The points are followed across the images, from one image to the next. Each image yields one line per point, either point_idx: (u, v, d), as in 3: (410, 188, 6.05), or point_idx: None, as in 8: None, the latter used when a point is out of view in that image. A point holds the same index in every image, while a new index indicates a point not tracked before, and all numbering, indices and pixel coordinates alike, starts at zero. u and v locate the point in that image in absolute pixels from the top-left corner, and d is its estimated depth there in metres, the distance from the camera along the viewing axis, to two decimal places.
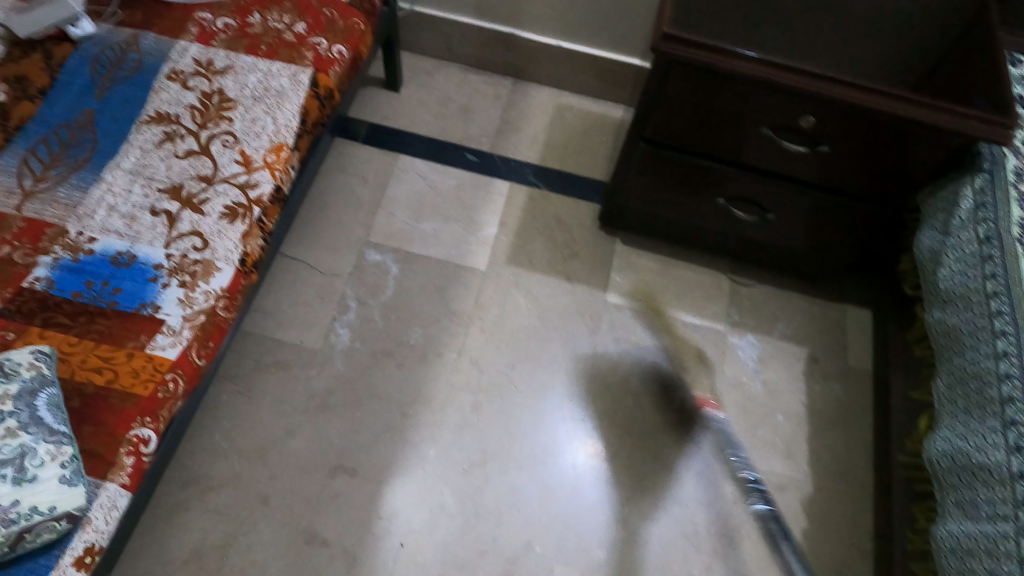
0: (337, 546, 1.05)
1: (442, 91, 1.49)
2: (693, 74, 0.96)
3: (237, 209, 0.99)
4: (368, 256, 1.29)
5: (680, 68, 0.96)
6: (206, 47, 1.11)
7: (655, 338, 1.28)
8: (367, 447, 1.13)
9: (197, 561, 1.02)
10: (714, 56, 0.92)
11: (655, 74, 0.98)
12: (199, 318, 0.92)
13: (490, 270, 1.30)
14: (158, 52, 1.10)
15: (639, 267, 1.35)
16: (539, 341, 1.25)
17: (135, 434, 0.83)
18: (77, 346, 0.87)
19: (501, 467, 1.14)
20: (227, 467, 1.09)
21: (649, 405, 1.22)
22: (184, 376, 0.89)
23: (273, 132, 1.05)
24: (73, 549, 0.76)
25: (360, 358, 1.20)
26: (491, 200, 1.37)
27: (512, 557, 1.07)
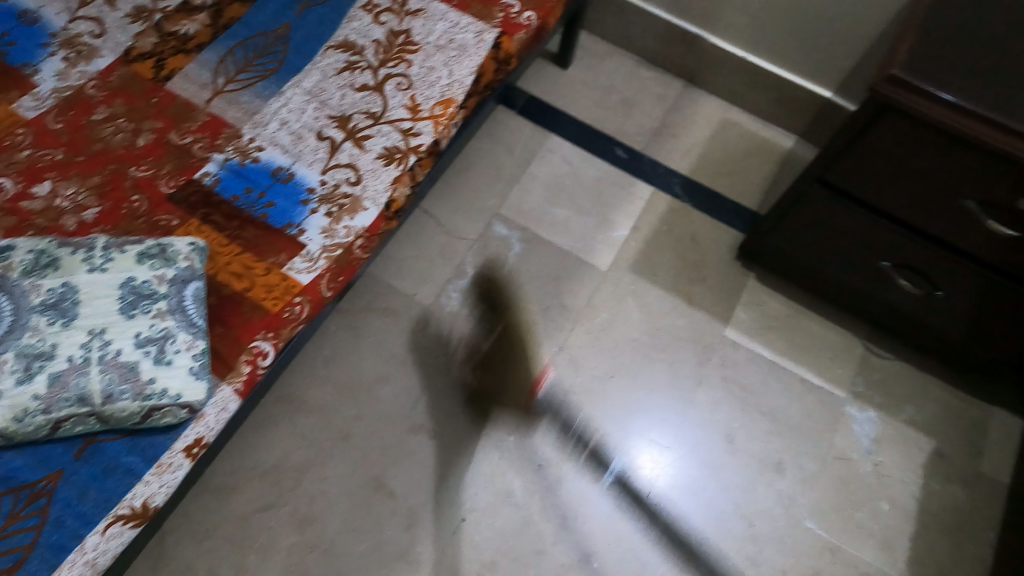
0: (403, 501, 1.06)
1: (607, 79, 1.44)
2: (908, 126, 0.86)
3: (394, 152, 0.99)
4: (495, 228, 1.27)
5: (897, 115, 0.86)
6: None
7: (768, 386, 1.20)
8: (453, 413, 1.12)
9: (274, 474, 1.06)
10: (949, 113, 0.82)
11: (864, 116, 0.88)
12: (337, 252, 0.93)
13: (612, 273, 1.26)
14: None
15: (768, 309, 1.26)
16: (645, 357, 1.20)
17: (256, 346, 0.86)
18: (226, 247, 0.90)
19: (575, 472, 1.10)
20: (319, 396, 1.11)
21: (743, 454, 1.15)
22: (310, 303, 0.90)
23: (447, 86, 1.04)
24: (186, 436, 0.80)
25: (464, 325, 1.19)
26: (630, 201, 1.32)
27: (565, 565, 1.04)
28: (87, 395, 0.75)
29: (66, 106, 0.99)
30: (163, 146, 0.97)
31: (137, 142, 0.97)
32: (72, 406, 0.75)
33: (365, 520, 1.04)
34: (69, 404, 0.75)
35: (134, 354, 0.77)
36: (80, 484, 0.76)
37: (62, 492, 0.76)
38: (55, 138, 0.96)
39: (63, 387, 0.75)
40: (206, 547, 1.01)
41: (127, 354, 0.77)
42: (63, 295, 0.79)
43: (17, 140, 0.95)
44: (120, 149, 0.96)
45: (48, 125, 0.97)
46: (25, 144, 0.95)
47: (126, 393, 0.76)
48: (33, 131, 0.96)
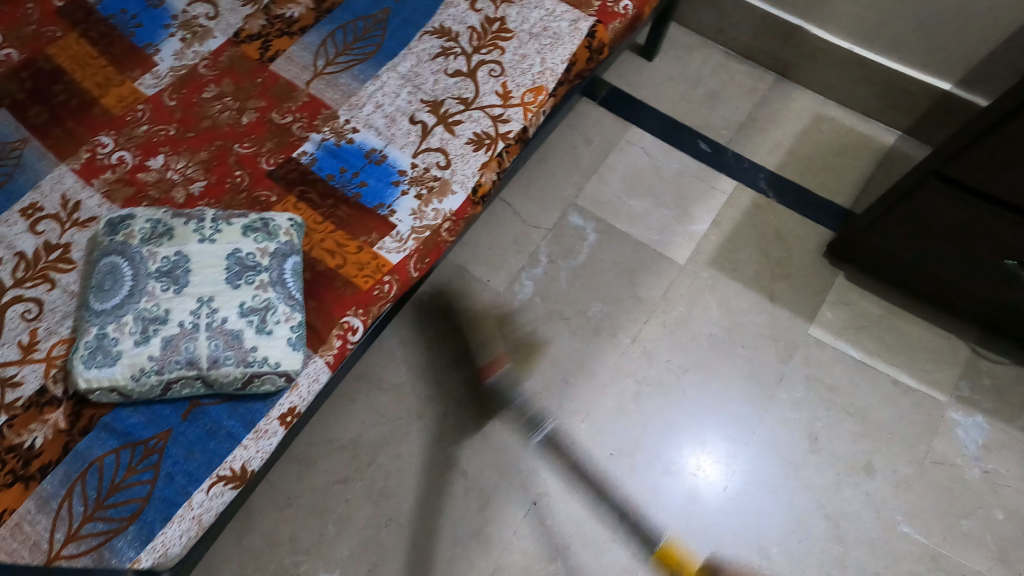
0: (475, 482, 1.07)
1: (693, 70, 1.41)
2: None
3: (484, 138, 1.00)
4: (571, 218, 1.26)
5: None
6: None
7: (853, 390, 1.16)
8: (527, 399, 1.13)
9: (352, 448, 1.09)
10: None
11: (1006, 103, 0.81)
12: (425, 233, 0.94)
13: (691, 267, 1.23)
14: None
15: (858, 308, 1.22)
16: (722, 353, 1.18)
17: (347, 321, 0.88)
18: (321, 225, 0.95)
19: (648, 464, 1.10)
20: (397, 375, 1.14)
21: (826, 455, 1.11)
22: (398, 282, 0.92)
23: (539, 73, 1.04)
24: (282, 405, 0.84)
25: (537, 314, 1.19)
26: (712, 196, 1.28)
27: (640, 553, 1.04)
28: (196, 360, 0.80)
29: (180, 84, 1.08)
30: (265, 124, 1.04)
31: (241, 120, 1.05)
32: (183, 368, 0.80)
33: (437, 500, 1.06)
34: (180, 366, 0.80)
35: (238, 322, 0.81)
36: (186, 444, 0.81)
37: (171, 451, 0.81)
38: (169, 114, 1.06)
39: (175, 351, 0.80)
40: (288, 514, 1.05)
41: (232, 322, 0.81)
42: (176, 264, 0.85)
43: (138, 115, 1.06)
44: (226, 126, 1.05)
45: (164, 102, 1.07)
46: (143, 119, 1.06)
47: (230, 359, 0.79)
48: (151, 107, 1.07)
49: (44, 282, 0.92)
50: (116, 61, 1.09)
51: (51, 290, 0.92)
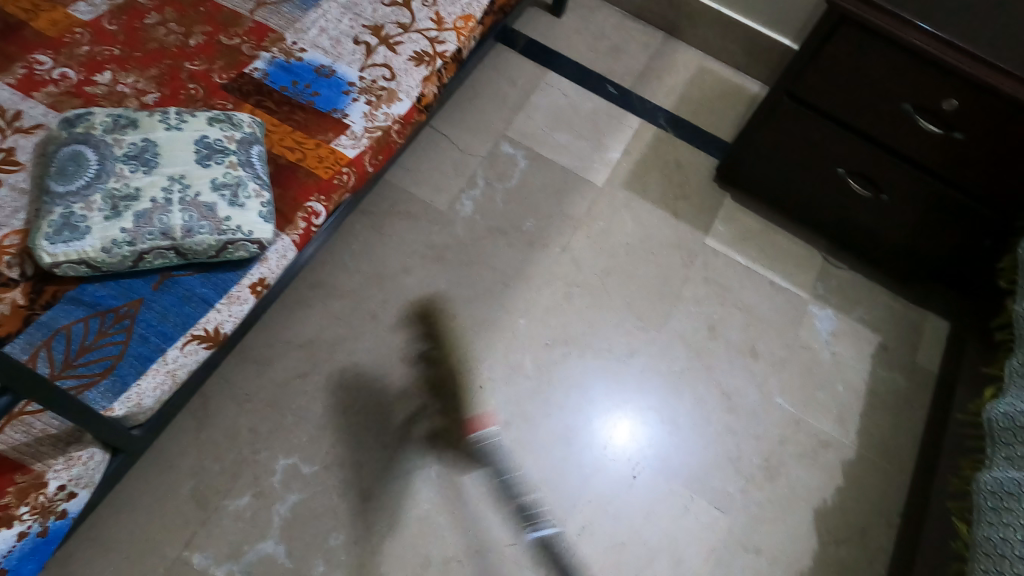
0: (426, 372, 1.18)
1: (599, 28, 1.61)
2: (860, 36, 1.02)
3: (423, 56, 1.12)
4: (503, 147, 1.41)
5: (849, 27, 1.02)
6: None
7: (742, 287, 1.37)
8: (468, 301, 1.25)
9: (309, 347, 1.16)
10: (891, 21, 0.98)
11: (822, 28, 1.05)
12: (377, 133, 1.05)
13: (607, 189, 1.41)
14: None
15: (743, 224, 1.44)
16: (635, 259, 1.36)
17: (310, 206, 0.97)
18: (278, 127, 1.01)
19: (580, 351, 1.25)
20: (348, 282, 1.23)
21: (723, 341, 1.31)
22: (356, 174, 1.02)
23: (467, 4, 1.18)
24: (252, 275, 0.91)
25: (477, 228, 1.32)
26: (622, 130, 1.48)
27: (572, 426, 1.19)
28: (170, 230, 0.84)
29: (120, 12, 1.08)
30: (214, 46, 1.07)
31: (188, 43, 1.07)
32: (156, 239, 0.83)
33: (393, 388, 1.16)
34: (154, 237, 0.83)
35: (211, 196, 0.87)
36: (160, 310, 0.85)
37: (144, 315, 0.84)
38: (112, 37, 1.05)
39: (148, 223, 0.83)
40: (248, 408, 1.10)
41: (205, 196, 0.87)
42: (144, 149, 0.88)
43: (76, 37, 1.04)
44: (174, 47, 1.06)
45: (104, 26, 1.06)
46: (84, 41, 1.04)
47: (205, 228, 0.85)
48: (91, 30, 1.05)
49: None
50: None
51: None
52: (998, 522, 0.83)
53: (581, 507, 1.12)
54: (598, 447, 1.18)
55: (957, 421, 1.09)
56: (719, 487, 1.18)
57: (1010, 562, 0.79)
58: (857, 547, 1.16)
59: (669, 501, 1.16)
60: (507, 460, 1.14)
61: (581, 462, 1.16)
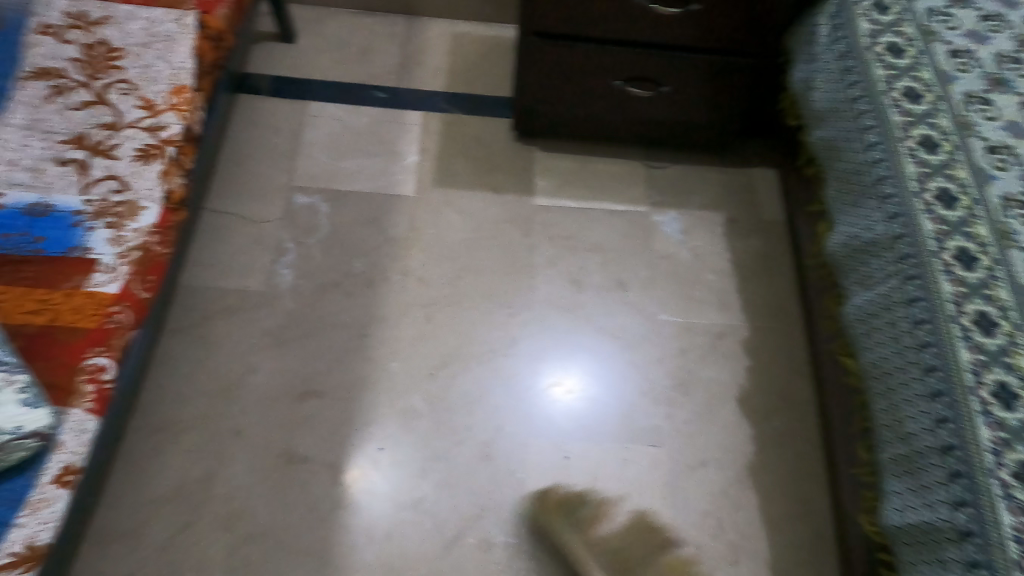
0: (318, 461, 1.09)
1: (339, 38, 1.52)
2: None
3: (150, 149, 0.97)
4: (296, 200, 1.31)
5: None
6: (75, 1, 1.07)
7: (585, 228, 1.36)
8: (328, 370, 1.17)
9: (182, 497, 1.04)
10: None
11: None
12: (135, 254, 0.90)
13: (420, 194, 1.35)
14: (20, 7, 1.04)
15: (559, 169, 1.42)
16: (477, 250, 1.31)
17: (91, 363, 0.81)
18: (9, 293, 0.84)
19: (464, 365, 1.20)
20: (193, 411, 1.11)
21: (591, 288, 1.30)
22: (131, 307, 0.87)
23: (171, 76, 1.03)
24: (49, 470, 0.74)
25: (305, 293, 1.23)
26: (407, 130, 1.41)
27: (487, 440, 1.14)
28: None
29: None
30: None
31: None
32: None
33: (291, 493, 1.06)
34: None
35: None
36: None
37: None
38: None
39: None
40: None
41: None
42: None
43: None
44: None
45: None
46: None
47: None
48: None
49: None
50: None
51: None
52: (875, 343, 0.86)
53: (529, 511, 1.08)
54: (520, 448, 1.14)
55: (811, 265, 1.14)
56: (644, 422, 1.18)
57: (894, 376, 0.82)
58: (786, 411, 1.20)
59: (607, 461, 1.14)
60: (438, 506, 1.07)
61: (510, 468, 1.12)
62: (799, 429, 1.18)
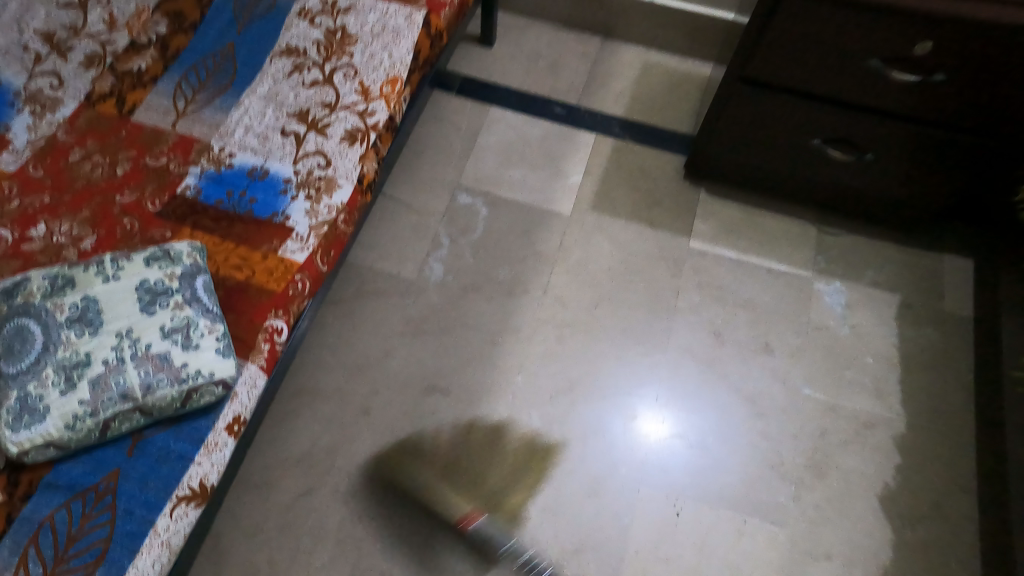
0: (434, 456, 1.11)
1: (532, 48, 1.55)
2: (811, 6, 0.96)
3: (356, 133, 1.06)
4: (460, 198, 1.35)
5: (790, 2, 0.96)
6: None
7: (738, 282, 1.30)
8: (459, 369, 1.19)
9: (309, 459, 1.10)
10: None
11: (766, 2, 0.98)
12: (324, 228, 0.99)
13: (577, 214, 1.35)
14: None
15: (723, 215, 1.37)
16: (622, 282, 1.28)
17: (270, 324, 0.91)
18: (221, 245, 0.96)
19: (587, 396, 1.18)
20: (333, 380, 1.17)
21: (732, 343, 1.24)
22: (310, 277, 0.96)
23: (389, 67, 1.12)
24: (225, 416, 0.86)
25: (452, 290, 1.26)
26: (577, 149, 1.42)
27: (597, 476, 1.11)
28: (128, 391, 0.79)
29: (42, 155, 1.02)
30: (141, 171, 1.02)
31: (116, 172, 1.02)
32: (117, 403, 0.78)
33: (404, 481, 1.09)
34: (114, 402, 0.78)
35: (163, 344, 0.82)
36: (138, 478, 0.79)
37: (123, 488, 0.79)
38: (39, 184, 1.00)
39: (105, 388, 0.79)
40: (260, 539, 1.04)
41: (157, 346, 0.82)
42: (85, 309, 0.83)
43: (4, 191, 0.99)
44: (102, 181, 1.01)
45: (30, 174, 1.01)
46: (13, 195, 0.98)
47: (164, 380, 0.80)
48: (18, 182, 1.00)
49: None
50: None
51: None
52: None
53: (631, 560, 1.05)
54: (631, 492, 1.10)
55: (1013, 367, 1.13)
56: (768, 499, 1.11)
57: None
58: (931, 527, 1.08)
59: (717, 529, 1.08)
60: (540, 531, 1.07)
61: (618, 511, 1.09)
62: (943, 552, 1.07)
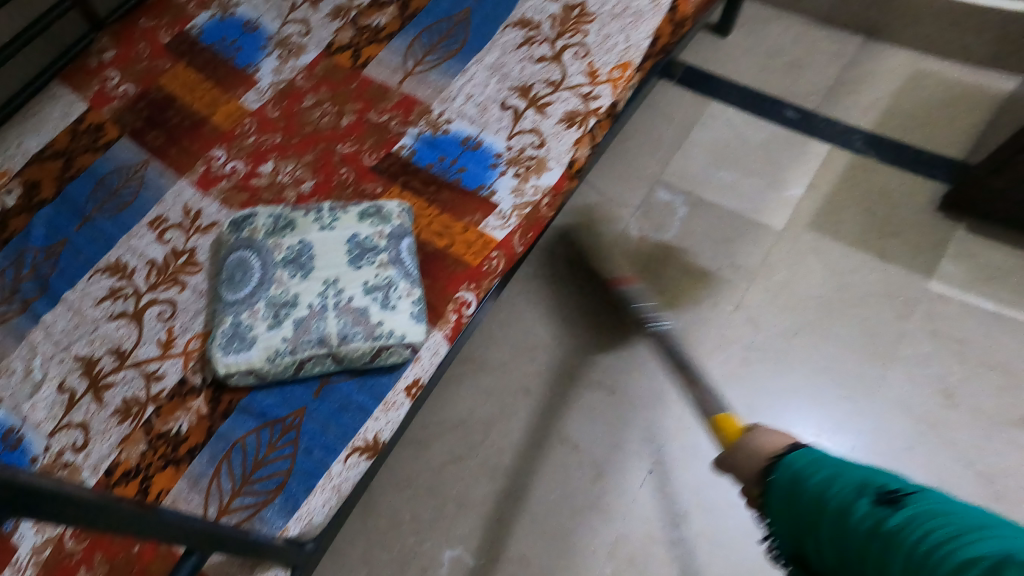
0: (587, 455, 1.10)
1: (774, 42, 1.41)
2: None
3: (575, 115, 1.03)
4: (658, 194, 1.28)
5: None
6: None
7: (988, 341, 1.12)
8: (627, 373, 1.15)
9: (464, 427, 1.13)
10: None
11: None
12: (527, 209, 0.97)
13: (788, 233, 1.23)
14: None
15: (985, 261, 1.17)
16: (827, 316, 1.16)
17: (461, 296, 0.92)
18: (427, 209, 0.98)
19: (764, 429, 1.09)
20: (501, 356, 1.18)
21: (966, 409, 1.07)
22: (505, 257, 0.95)
23: (624, 50, 1.06)
24: (406, 377, 0.87)
25: (632, 289, 1.21)
26: (803, 160, 1.28)
27: (762, 518, 1.03)
28: (326, 338, 0.83)
29: (281, 96, 1.11)
30: (364, 124, 1.07)
31: (341, 123, 1.08)
32: (315, 347, 0.83)
33: (552, 471, 1.09)
34: (312, 345, 0.83)
35: (363, 300, 0.85)
36: (321, 419, 0.85)
37: (307, 426, 0.84)
38: (274, 124, 1.09)
39: (306, 331, 0.83)
40: (408, 493, 1.09)
41: (358, 300, 0.85)
42: (300, 252, 0.88)
43: (245, 127, 1.09)
44: (327, 130, 1.07)
45: (268, 114, 1.10)
46: (250, 132, 1.08)
47: (359, 334, 0.83)
48: (257, 119, 1.09)
49: (176, 284, 0.95)
50: (219, 82, 1.12)
51: (181, 291, 0.95)
52: None
53: None
54: None
55: None
56: None
57: None
58: None
59: None
60: (693, 555, 1.02)
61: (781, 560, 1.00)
62: None
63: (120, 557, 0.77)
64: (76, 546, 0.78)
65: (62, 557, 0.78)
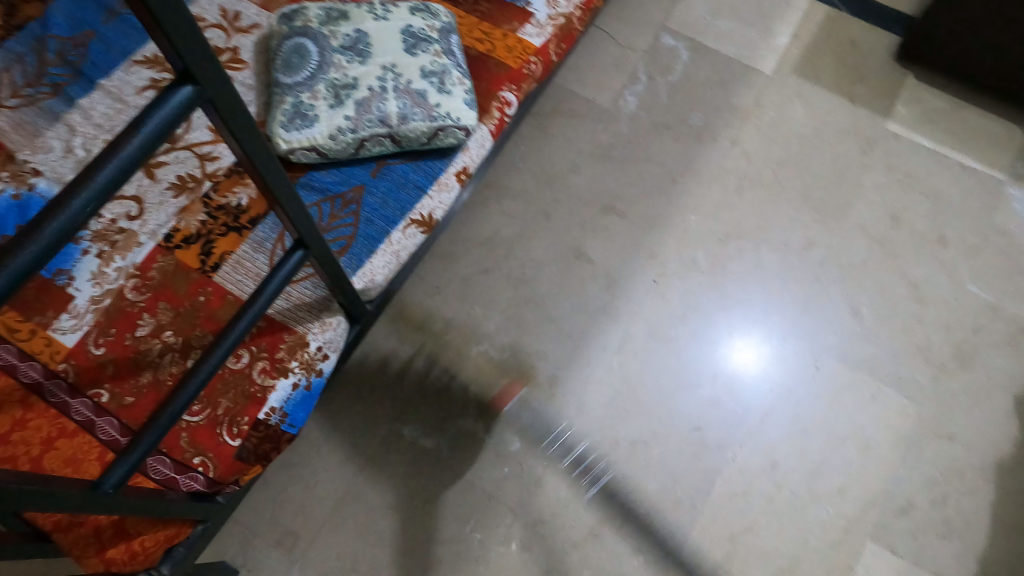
0: (601, 268, 1.21)
1: None
2: None
3: None
4: (663, 40, 1.37)
5: None
6: None
7: (928, 172, 1.28)
8: (637, 199, 1.25)
9: (489, 244, 1.22)
10: None
11: None
12: (560, 21, 1.05)
13: (777, 76, 1.35)
14: None
15: (927, 103, 1.33)
16: (808, 150, 1.29)
17: (504, 96, 0.99)
18: (465, 18, 1.03)
19: (755, 245, 1.23)
20: (522, 183, 1.26)
21: (909, 229, 1.24)
22: (542, 63, 1.02)
23: None
24: (457, 163, 0.96)
25: (642, 125, 1.30)
26: (789, 14, 1.40)
27: (746, 318, 1.18)
28: (387, 118, 0.88)
29: None
30: None
31: None
32: (376, 126, 0.88)
33: (571, 280, 1.20)
34: (373, 125, 0.88)
35: (421, 84, 0.91)
36: (380, 196, 0.92)
37: (367, 201, 0.91)
38: None
39: (368, 111, 0.88)
40: (438, 300, 1.18)
41: (416, 84, 0.91)
42: (357, 40, 0.93)
43: None
44: None
45: None
46: None
47: (418, 115, 0.89)
48: None
49: None
50: None
51: None
52: None
53: (762, 396, 1.13)
54: (778, 339, 1.17)
55: None
56: (907, 374, 1.15)
57: None
58: None
59: (853, 390, 1.14)
60: (685, 349, 1.16)
61: (762, 354, 1.16)
62: None
63: (185, 306, 0.84)
64: (137, 297, 0.84)
65: (124, 304, 0.84)
